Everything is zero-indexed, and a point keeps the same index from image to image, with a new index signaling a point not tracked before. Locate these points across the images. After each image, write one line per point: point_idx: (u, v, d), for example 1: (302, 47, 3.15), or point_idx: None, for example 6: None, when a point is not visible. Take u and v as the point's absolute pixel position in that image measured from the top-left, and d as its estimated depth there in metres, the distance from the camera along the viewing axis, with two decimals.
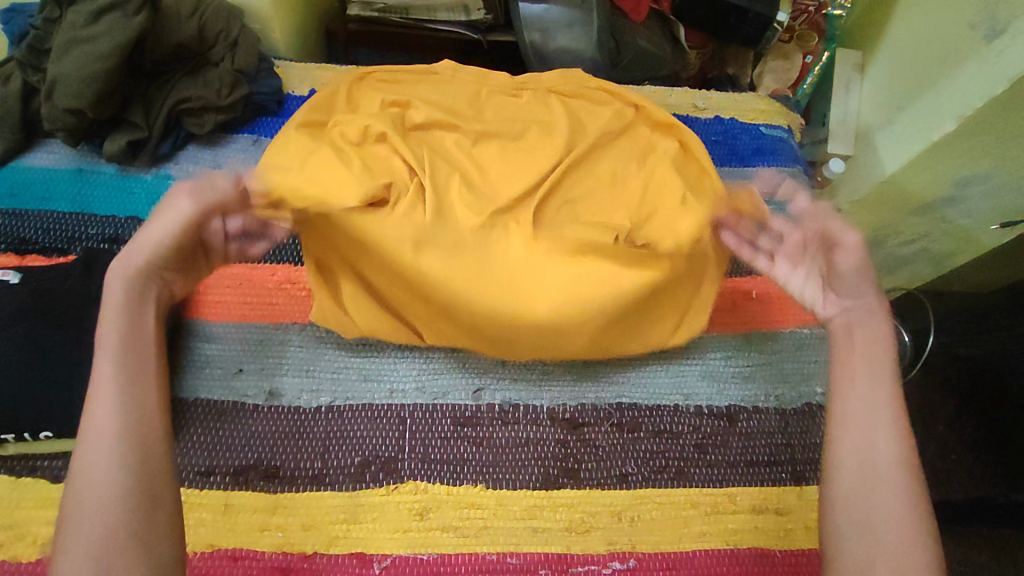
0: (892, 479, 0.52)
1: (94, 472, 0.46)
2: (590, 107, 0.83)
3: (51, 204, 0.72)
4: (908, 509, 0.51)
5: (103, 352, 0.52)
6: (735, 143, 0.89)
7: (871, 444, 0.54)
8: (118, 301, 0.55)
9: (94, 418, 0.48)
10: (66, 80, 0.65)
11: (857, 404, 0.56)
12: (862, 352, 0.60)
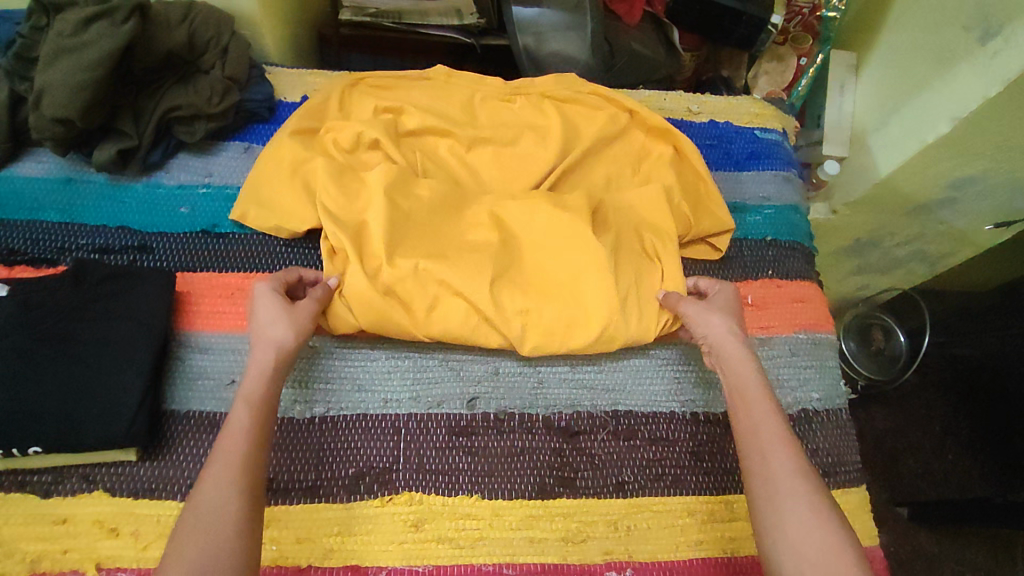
0: (799, 499, 0.51)
1: (207, 511, 0.47)
2: (584, 113, 0.82)
3: (40, 214, 0.71)
4: (823, 524, 0.49)
5: (241, 403, 0.54)
6: (729, 147, 0.89)
7: (773, 467, 0.53)
8: (260, 371, 0.57)
9: (221, 454, 0.51)
10: (54, 89, 0.65)
11: (752, 425, 0.56)
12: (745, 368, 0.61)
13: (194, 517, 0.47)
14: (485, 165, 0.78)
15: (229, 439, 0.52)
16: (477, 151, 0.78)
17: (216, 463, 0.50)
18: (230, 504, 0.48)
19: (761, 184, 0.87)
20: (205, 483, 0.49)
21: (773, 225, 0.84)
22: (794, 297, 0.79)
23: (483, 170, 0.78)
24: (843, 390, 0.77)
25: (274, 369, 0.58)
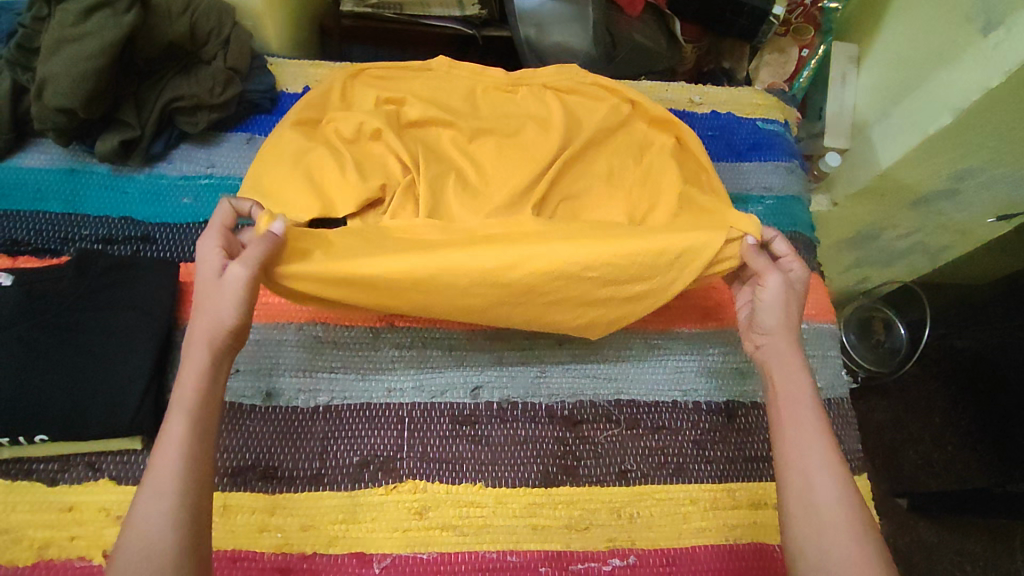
0: (840, 530, 0.53)
1: (151, 537, 0.47)
2: (586, 103, 0.82)
3: (44, 205, 0.71)
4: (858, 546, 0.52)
5: (178, 412, 0.52)
6: (731, 137, 0.89)
7: (815, 487, 0.55)
8: (197, 368, 0.54)
9: (160, 473, 0.49)
10: (57, 80, 0.65)
11: (797, 442, 0.58)
12: (795, 380, 0.61)
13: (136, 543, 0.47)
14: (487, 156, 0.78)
15: (162, 458, 0.50)
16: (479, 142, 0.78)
17: (158, 484, 0.49)
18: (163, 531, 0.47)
19: (763, 175, 0.87)
20: (149, 508, 0.48)
21: (774, 216, 0.84)
22: None
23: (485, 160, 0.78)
24: (845, 380, 0.78)
25: (213, 364, 0.55)
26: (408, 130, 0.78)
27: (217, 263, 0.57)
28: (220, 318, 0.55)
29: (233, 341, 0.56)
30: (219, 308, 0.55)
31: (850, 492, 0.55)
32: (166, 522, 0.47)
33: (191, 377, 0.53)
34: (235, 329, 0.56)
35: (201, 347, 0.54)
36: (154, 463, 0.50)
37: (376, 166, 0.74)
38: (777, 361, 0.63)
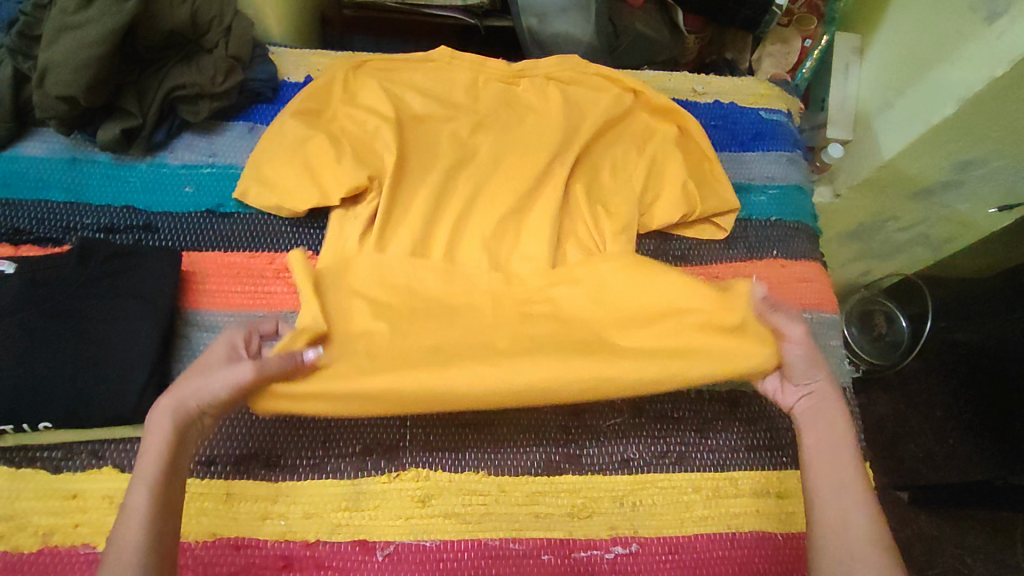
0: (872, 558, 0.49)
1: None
2: (590, 93, 0.82)
3: (45, 193, 0.71)
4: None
5: (140, 481, 0.50)
6: (734, 127, 0.88)
7: (853, 539, 0.51)
8: (161, 443, 0.51)
9: (119, 545, 0.47)
10: (58, 67, 0.64)
11: (832, 495, 0.54)
12: (832, 431, 0.58)
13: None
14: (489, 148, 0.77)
15: (126, 527, 0.47)
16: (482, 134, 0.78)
17: (117, 554, 0.46)
18: None
19: (766, 165, 0.86)
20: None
21: (777, 206, 0.84)
22: (799, 277, 0.79)
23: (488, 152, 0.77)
24: (848, 369, 0.78)
25: (177, 439, 0.52)
26: (411, 123, 0.77)
27: (227, 352, 0.58)
28: (190, 397, 0.53)
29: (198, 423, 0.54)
30: (197, 385, 0.54)
31: (888, 549, 0.50)
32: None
33: (155, 446, 0.51)
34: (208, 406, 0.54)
35: (166, 418, 0.52)
36: (113, 536, 0.47)
37: (379, 157, 0.74)
38: (822, 411, 0.59)
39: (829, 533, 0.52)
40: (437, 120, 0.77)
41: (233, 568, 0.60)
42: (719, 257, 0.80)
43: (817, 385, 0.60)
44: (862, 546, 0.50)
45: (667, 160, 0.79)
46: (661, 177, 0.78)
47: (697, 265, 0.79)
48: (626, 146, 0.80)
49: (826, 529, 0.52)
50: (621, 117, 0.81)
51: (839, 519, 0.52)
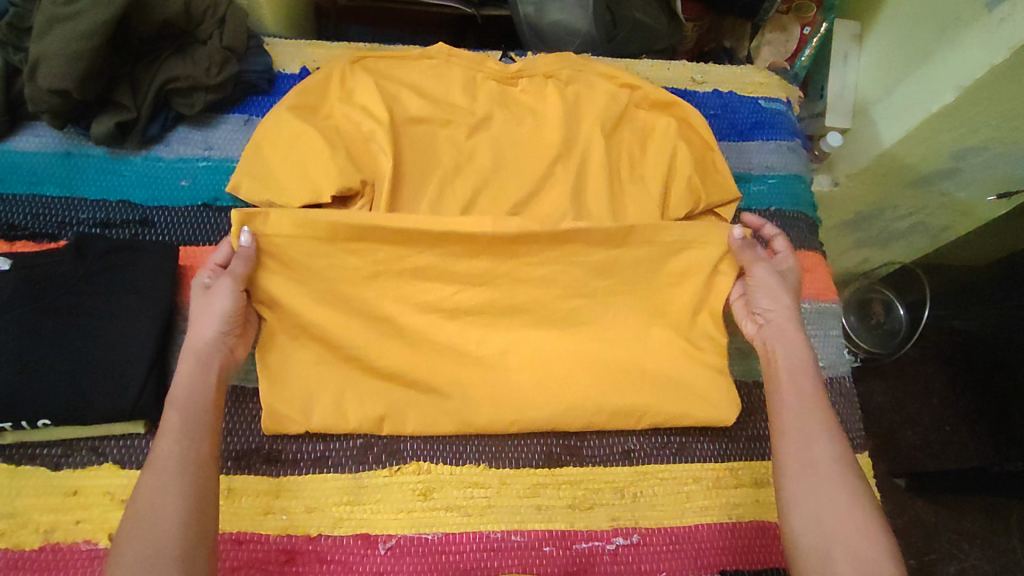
0: (829, 480, 0.54)
1: (153, 512, 0.49)
2: (589, 84, 0.81)
3: (40, 188, 0.71)
4: (850, 513, 0.52)
5: (173, 408, 0.55)
6: (733, 116, 0.88)
7: (813, 463, 0.55)
8: (190, 370, 0.57)
9: (160, 458, 0.52)
10: (50, 60, 0.63)
11: (800, 434, 0.57)
12: (796, 368, 0.61)
13: (139, 516, 0.48)
14: (488, 141, 0.77)
15: (166, 439, 0.52)
16: (481, 125, 0.77)
17: (157, 465, 0.51)
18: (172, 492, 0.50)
19: (765, 154, 0.86)
20: (145, 489, 0.50)
21: (775, 196, 0.84)
22: (799, 267, 0.79)
23: (487, 144, 0.77)
24: (848, 358, 0.78)
25: (200, 372, 0.57)
26: (409, 115, 0.76)
27: (204, 287, 0.62)
28: (201, 338, 0.59)
29: (222, 352, 0.59)
30: (209, 325, 0.59)
31: (847, 474, 0.54)
32: (165, 498, 0.49)
33: (182, 380, 0.56)
34: (218, 342, 0.59)
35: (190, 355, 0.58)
36: (153, 452, 0.53)
37: (377, 148, 0.73)
38: (784, 345, 0.63)
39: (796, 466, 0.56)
40: (435, 112, 0.77)
41: (235, 563, 0.60)
42: None
43: (779, 322, 0.65)
44: (822, 476, 0.54)
45: (667, 151, 0.78)
46: (660, 167, 0.77)
47: None
48: (626, 137, 0.80)
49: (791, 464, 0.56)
50: (621, 107, 0.80)
51: (802, 452, 0.56)
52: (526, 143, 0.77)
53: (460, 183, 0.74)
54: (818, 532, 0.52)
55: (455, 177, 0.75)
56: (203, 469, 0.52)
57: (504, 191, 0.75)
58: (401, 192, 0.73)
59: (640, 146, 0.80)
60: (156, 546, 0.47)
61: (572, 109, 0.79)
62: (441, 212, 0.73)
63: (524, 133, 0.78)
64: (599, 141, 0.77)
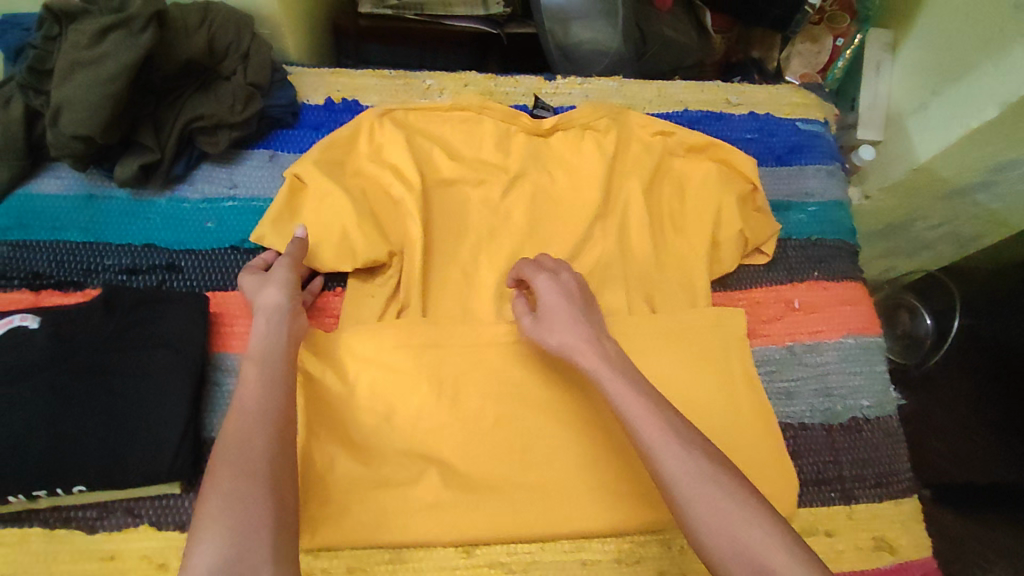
0: (699, 486, 0.49)
1: (234, 450, 0.47)
2: (626, 131, 0.80)
3: (63, 233, 0.69)
4: (737, 516, 0.48)
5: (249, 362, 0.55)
6: (770, 141, 0.84)
7: (675, 479, 0.50)
8: (262, 326, 0.58)
9: (240, 404, 0.51)
10: (73, 105, 0.61)
11: (680, 467, 0.50)
12: (640, 407, 0.54)
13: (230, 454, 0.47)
14: (522, 200, 0.76)
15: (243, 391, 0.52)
16: (514, 182, 0.77)
17: (241, 408, 0.50)
18: (256, 438, 0.48)
19: (803, 180, 0.83)
20: (227, 432, 0.49)
21: (818, 223, 0.81)
22: (842, 299, 0.77)
23: (521, 202, 0.76)
24: (895, 396, 0.75)
25: (274, 327, 0.58)
26: (440, 177, 0.76)
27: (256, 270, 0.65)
28: (272, 299, 0.60)
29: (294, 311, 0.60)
30: (278, 288, 0.61)
31: (732, 488, 0.49)
32: (253, 440, 0.48)
33: (259, 334, 0.57)
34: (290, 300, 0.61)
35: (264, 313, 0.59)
36: (236, 400, 0.51)
37: (407, 203, 0.72)
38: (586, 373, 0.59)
39: (693, 499, 0.49)
40: (466, 172, 0.76)
41: None
42: (760, 281, 0.77)
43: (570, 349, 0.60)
44: (719, 498, 0.49)
45: (710, 202, 0.76)
46: (704, 219, 0.75)
47: (739, 292, 0.76)
48: (664, 189, 0.78)
49: (687, 503, 0.49)
50: (655, 158, 0.78)
51: (683, 489, 0.50)
52: (560, 205, 0.77)
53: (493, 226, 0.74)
54: (746, 561, 0.46)
55: (488, 239, 0.74)
56: (281, 414, 0.51)
57: (542, 256, 0.74)
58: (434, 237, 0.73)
59: (679, 198, 0.78)
60: (249, 480, 0.46)
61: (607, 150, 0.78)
62: (476, 283, 0.73)
63: (561, 190, 0.78)
64: (637, 198, 0.76)
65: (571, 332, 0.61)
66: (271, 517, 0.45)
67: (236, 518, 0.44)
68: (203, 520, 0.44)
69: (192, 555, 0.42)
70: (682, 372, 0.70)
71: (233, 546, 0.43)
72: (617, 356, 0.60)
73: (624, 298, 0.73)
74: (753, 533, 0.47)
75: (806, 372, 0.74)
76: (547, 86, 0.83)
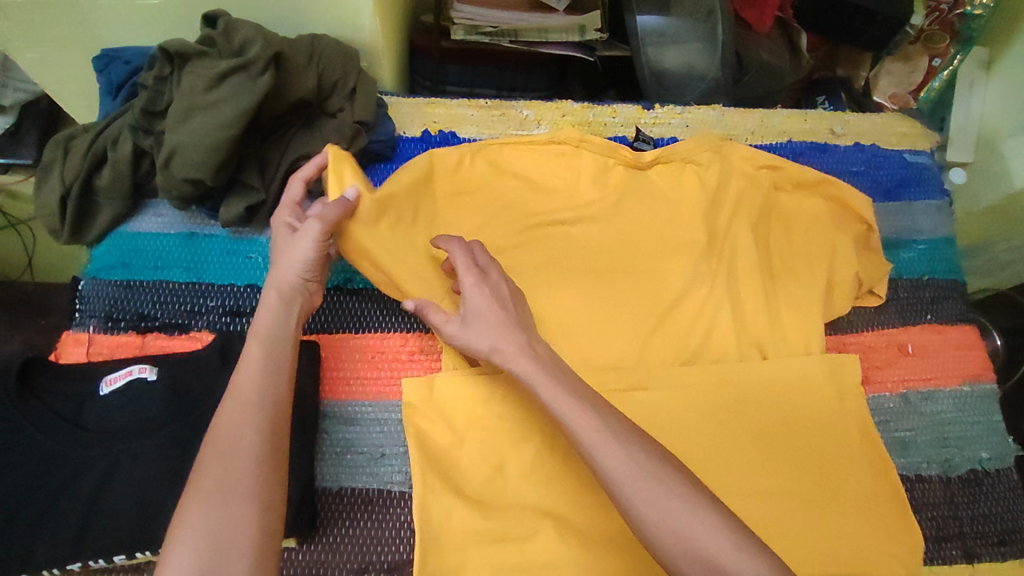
0: (642, 481, 0.47)
1: (228, 439, 0.50)
2: (728, 166, 0.77)
3: (164, 273, 0.68)
4: (689, 519, 0.46)
5: (255, 340, 0.56)
6: (877, 174, 0.81)
7: (611, 473, 0.48)
8: (273, 309, 0.59)
9: (240, 386, 0.53)
10: (187, 149, 0.59)
11: (622, 469, 0.48)
12: (577, 410, 0.52)
13: (221, 449, 0.49)
14: (622, 238, 0.74)
15: (245, 373, 0.54)
16: (613, 218, 0.75)
17: (239, 395, 0.52)
18: (248, 436, 0.50)
19: (914, 216, 0.80)
20: (223, 418, 0.51)
21: (929, 262, 0.79)
22: (956, 344, 0.75)
23: (620, 239, 0.74)
24: (1013, 445, 0.73)
25: (282, 309, 0.59)
26: (541, 214, 0.74)
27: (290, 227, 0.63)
28: (287, 277, 0.60)
29: (303, 293, 0.61)
30: (294, 266, 0.61)
31: (672, 482, 0.47)
32: (246, 438, 0.50)
33: (267, 316, 0.58)
34: (298, 280, 0.61)
35: (272, 295, 0.59)
36: (236, 381, 0.53)
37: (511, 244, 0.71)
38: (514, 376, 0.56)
39: (633, 495, 0.47)
40: (566, 209, 0.74)
41: None
42: (872, 324, 0.75)
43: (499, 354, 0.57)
44: (663, 494, 0.47)
45: (815, 247, 0.74)
46: (810, 263, 0.74)
47: (850, 335, 0.74)
48: (769, 228, 0.75)
49: (632, 503, 0.47)
50: (761, 193, 0.76)
51: (623, 482, 0.48)
52: (662, 241, 0.74)
53: (593, 266, 0.72)
54: (688, 556, 0.45)
55: (591, 279, 0.72)
56: (278, 405, 0.53)
57: (643, 295, 0.72)
58: (538, 277, 0.71)
59: (787, 237, 0.75)
60: (233, 480, 0.48)
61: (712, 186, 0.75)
62: (580, 326, 0.70)
63: (662, 225, 0.75)
64: (744, 237, 0.73)
65: (509, 340, 0.57)
66: (252, 523, 0.47)
67: (220, 520, 0.46)
68: (186, 519, 0.46)
69: (174, 550, 0.44)
70: (794, 421, 0.68)
71: (214, 544, 0.45)
72: (551, 359, 0.57)
73: (730, 342, 0.70)
74: (705, 534, 0.45)
75: (921, 421, 0.72)
76: (647, 116, 0.81)
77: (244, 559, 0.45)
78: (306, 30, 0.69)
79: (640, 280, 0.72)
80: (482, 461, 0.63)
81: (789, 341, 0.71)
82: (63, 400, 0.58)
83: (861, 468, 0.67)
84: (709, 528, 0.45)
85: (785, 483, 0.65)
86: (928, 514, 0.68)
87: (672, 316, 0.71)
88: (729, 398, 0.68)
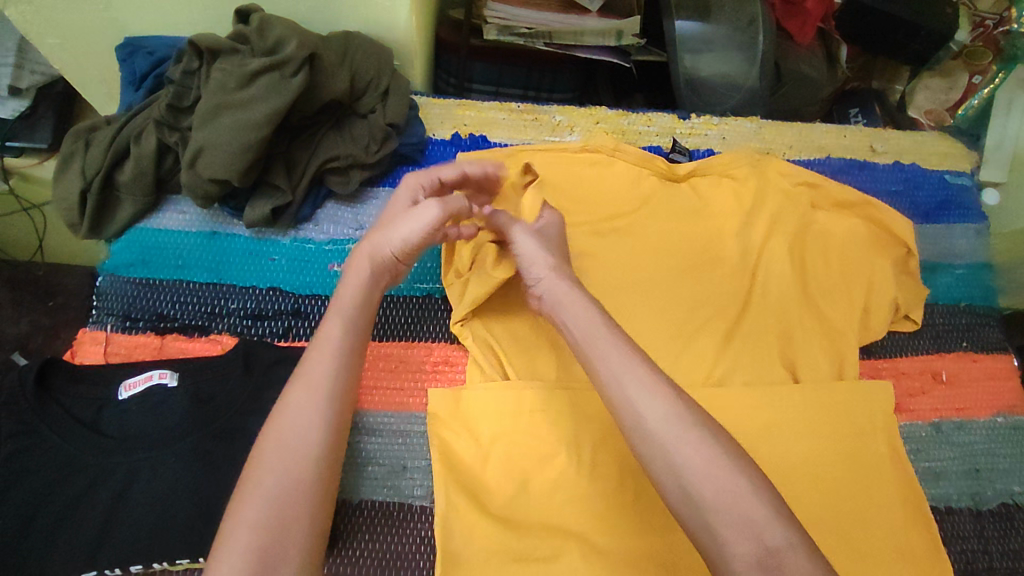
0: (684, 432, 0.45)
1: (295, 429, 0.47)
2: (765, 181, 0.75)
3: (185, 273, 0.66)
4: (734, 474, 0.43)
5: (335, 314, 0.53)
6: (916, 195, 0.80)
7: (653, 429, 0.46)
8: (360, 279, 0.55)
9: (313, 371, 0.50)
10: (214, 149, 0.57)
11: (667, 434, 0.45)
12: (621, 359, 0.49)
13: (276, 445, 0.46)
14: (653, 247, 0.72)
15: (322, 354, 0.50)
16: (645, 228, 0.72)
17: (310, 382, 0.49)
18: (313, 431, 0.47)
19: (951, 240, 0.79)
20: (292, 405, 0.48)
21: (966, 288, 0.77)
22: (990, 373, 0.74)
23: (653, 249, 0.72)
24: None
25: (369, 282, 0.56)
26: (572, 221, 0.72)
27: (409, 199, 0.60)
28: (386, 248, 0.56)
29: (391, 270, 0.58)
30: (396, 238, 0.56)
31: (734, 461, 0.44)
32: (304, 434, 0.47)
33: (353, 286, 0.55)
34: (399, 258, 0.57)
35: (364, 260, 0.56)
36: (306, 365, 0.50)
37: None
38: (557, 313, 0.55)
39: (678, 454, 0.44)
40: (598, 218, 0.72)
41: None
42: (906, 349, 0.73)
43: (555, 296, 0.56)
44: (722, 473, 0.43)
45: (850, 268, 0.73)
46: (846, 284, 0.72)
47: (884, 359, 0.73)
48: (805, 245, 0.73)
49: (686, 484, 0.44)
50: (797, 209, 0.74)
51: (677, 456, 0.44)
52: (695, 254, 0.72)
53: (624, 277, 0.70)
54: (739, 523, 0.42)
55: (623, 291, 0.69)
56: (347, 399, 0.50)
57: (675, 306, 0.69)
58: None
59: (823, 255, 0.73)
60: (291, 477, 0.45)
61: (747, 201, 0.74)
62: None
63: (695, 237, 0.73)
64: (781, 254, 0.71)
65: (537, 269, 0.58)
66: (306, 524, 0.44)
67: (274, 523, 0.43)
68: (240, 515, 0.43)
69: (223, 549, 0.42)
70: (830, 445, 0.65)
71: (266, 547, 0.42)
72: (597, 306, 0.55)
73: (763, 361, 0.68)
74: (752, 501, 0.42)
75: (953, 451, 0.70)
76: (682, 126, 0.80)
77: (294, 560, 0.43)
78: (337, 27, 0.67)
79: (672, 291, 0.70)
80: (507, 477, 0.61)
81: (824, 362, 0.69)
82: (83, 405, 0.57)
83: (897, 498, 0.64)
84: (755, 490, 0.43)
85: (818, 509, 0.62)
86: (960, 547, 0.66)
87: (705, 329, 0.68)
88: (764, 418, 0.65)
